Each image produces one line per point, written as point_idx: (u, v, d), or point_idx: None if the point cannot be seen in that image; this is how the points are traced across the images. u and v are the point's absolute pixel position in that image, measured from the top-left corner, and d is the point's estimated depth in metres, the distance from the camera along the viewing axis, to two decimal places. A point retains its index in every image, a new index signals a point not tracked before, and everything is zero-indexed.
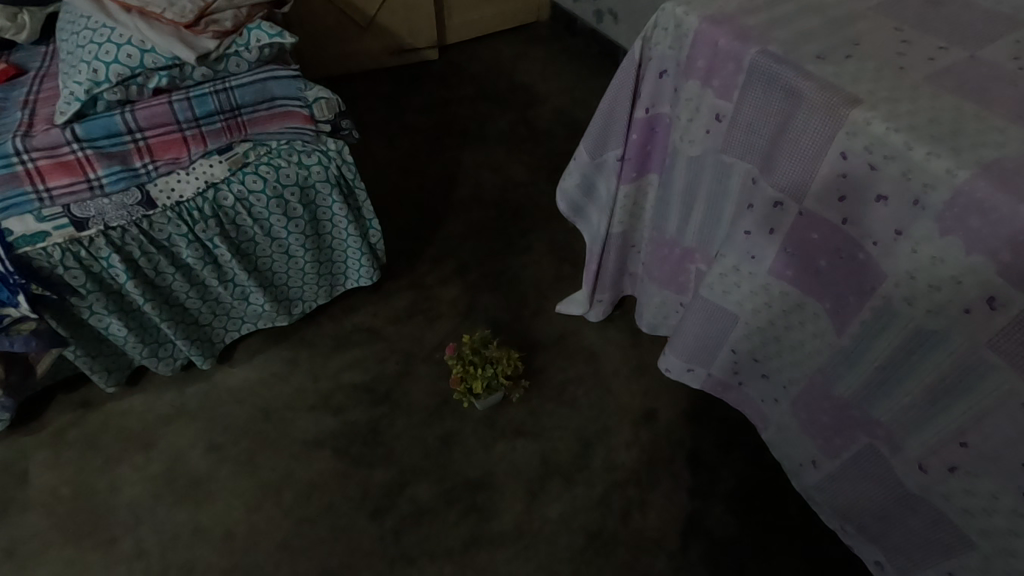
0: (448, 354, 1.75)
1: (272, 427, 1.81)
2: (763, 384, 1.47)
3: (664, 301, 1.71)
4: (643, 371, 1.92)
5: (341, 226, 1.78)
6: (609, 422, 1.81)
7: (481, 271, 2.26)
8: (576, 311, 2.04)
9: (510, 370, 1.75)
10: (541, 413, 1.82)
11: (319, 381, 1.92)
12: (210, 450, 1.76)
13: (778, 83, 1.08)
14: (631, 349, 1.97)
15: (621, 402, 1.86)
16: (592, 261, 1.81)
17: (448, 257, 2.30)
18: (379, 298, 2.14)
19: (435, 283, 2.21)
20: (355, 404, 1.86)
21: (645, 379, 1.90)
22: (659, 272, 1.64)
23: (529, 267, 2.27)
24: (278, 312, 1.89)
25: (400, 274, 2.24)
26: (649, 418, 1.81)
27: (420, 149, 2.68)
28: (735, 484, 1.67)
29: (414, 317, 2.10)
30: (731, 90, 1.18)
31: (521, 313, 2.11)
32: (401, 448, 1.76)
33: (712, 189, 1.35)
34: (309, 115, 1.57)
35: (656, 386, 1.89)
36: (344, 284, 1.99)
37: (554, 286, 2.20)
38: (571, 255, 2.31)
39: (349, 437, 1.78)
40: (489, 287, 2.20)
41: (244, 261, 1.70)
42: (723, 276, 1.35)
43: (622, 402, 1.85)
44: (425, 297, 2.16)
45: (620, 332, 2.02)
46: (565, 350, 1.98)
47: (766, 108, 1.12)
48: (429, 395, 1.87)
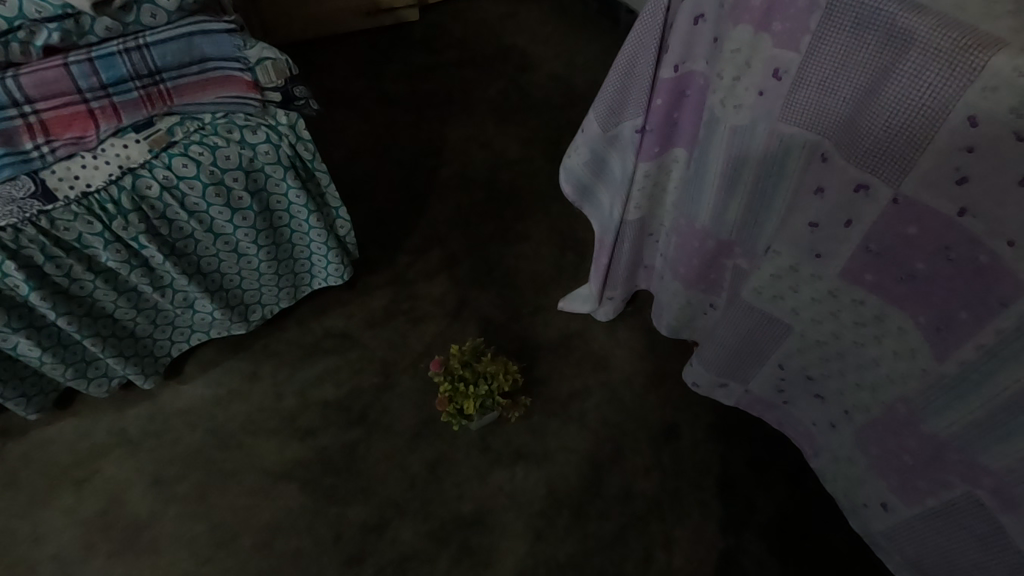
0: (433, 369, 1.47)
1: (230, 456, 1.55)
2: (815, 405, 1.21)
3: (689, 302, 1.44)
4: (661, 379, 1.66)
5: (301, 217, 1.48)
6: (624, 441, 1.56)
7: (471, 263, 1.97)
8: (582, 309, 1.76)
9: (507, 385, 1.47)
10: (545, 433, 1.57)
11: (285, 398, 1.65)
12: (156, 486, 1.50)
13: (872, 23, 0.78)
14: (646, 352, 1.71)
15: (636, 416, 1.60)
16: (602, 255, 1.53)
17: (433, 248, 2.02)
18: (354, 298, 1.86)
19: (418, 278, 1.93)
20: (327, 426, 1.60)
21: (664, 389, 1.64)
22: (685, 269, 1.36)
23: (526, 258, 1.99)
24: (231, 319, 1.60)
25: (379, 268, 1.95)
26: (670, 436, 1.57)
27: (399, 122, 2.36)
28: (772, 514, 1.44)
29: (394, 320, 1.82)
30: (799, 35, 0.89)
31: (518, 312, 1.84)
32: (381, 479, 1.50)
33: (762, 168, 1.06)
34: (252, 81, 1.26)
35: (677, 397, 1.63)
36: (311, 284, 1.70)
37: (555, 280, 1.92)
38: (574, 243, 2.03)
39: (320, 466, 1.53)
40: (481, 283, 1.92)
41: (183, 263, 1.40)
42: (774, 278, 1.07)
43: (638, 417, 1.60)
44: (407, 296, 1.88)
45: (633, 332, 1.75)
46: (570, 355, 1.72)
47: (849, 58, 0.83)
48: (413, 414, 1.60)
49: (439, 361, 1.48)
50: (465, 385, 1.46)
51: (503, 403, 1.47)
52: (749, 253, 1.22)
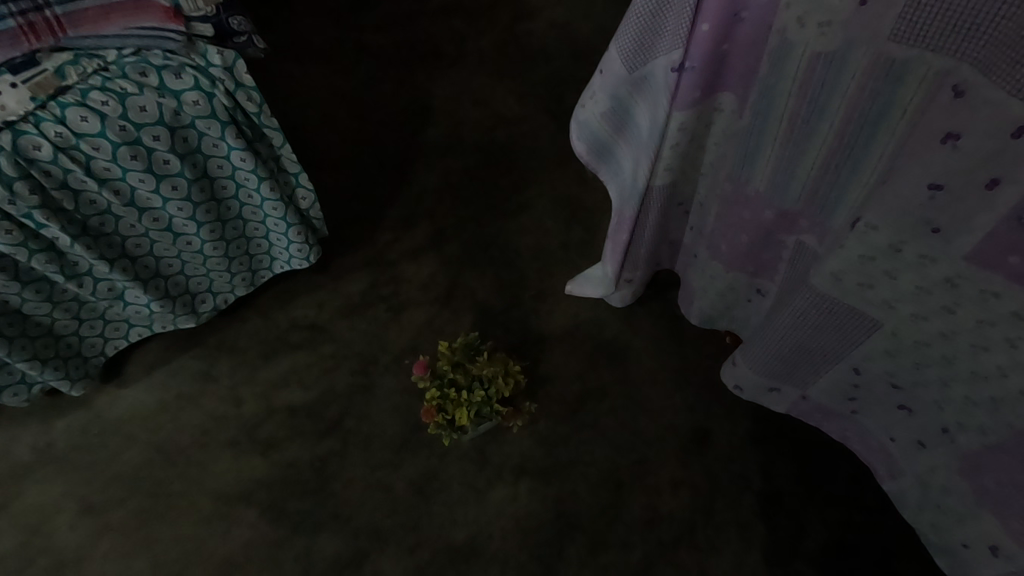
0: (416, 372, 1.22)
1: (176, 476, 1.30)
2: (898, 419, 0.96)
3: (730, 287, 1.17)
4: (689, 375, 1.41)
5: (251, 187, 1.20)
6: (646, 451, 1.32)
7: (464, 240, 1.70)
8: (594, 293, 1.50)
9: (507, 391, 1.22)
10: (553, 442, 1.32)
11: (244, 404, 1.40)
12: (88, 514, 1.26)
13: None
14: (670, 344, 1.45)
15: (660, 421, 1.35)
16: (621, 230, 1.26)
17: (419, 223, 1.74)
18: (327, 283, 1.59)
19: (402, 259, 1.66)
20: (294, 437, 1.35)
21: (693, 387, 1.39)
22: (727, 247, 1.10)
23: (526, 233, 1.71)
24: (174, 312, 1.33)
25: (356, 247, 1.68)
26: (701, 445, 1.32)
27: (378, 76, 2.05)
28: (826, 539, 1.21)
29: (374, 308, 1.56)
30: None
31: (518, 297, 1.57)
32: (359, 502, 1.26)
33: (853, 112, 0.78)
34: (171, 8, 0.96)
35: (708, 396, 1.38)
36: (272, 268, 1.43)
37: (561, 259, 1.66)
38: (582, 216, 1.75)
39: (286, 486, 1.29)
40: (475, 263, 1.65)
41: (102, 246, 1.13)
42: (862, 260, 0.81)
43: (662, 422, 1.35)
44: (388, 280, 1.61)
45: (654, 320, 1.49)
46: (580, 348, 1.47)
47: None
48: (396, 421, 1.35)
49: (424, 361, 1.23)
50: (456, 390, 1.22)
51: (503, 412, 1.23)
52: (818, 227, 0.95)
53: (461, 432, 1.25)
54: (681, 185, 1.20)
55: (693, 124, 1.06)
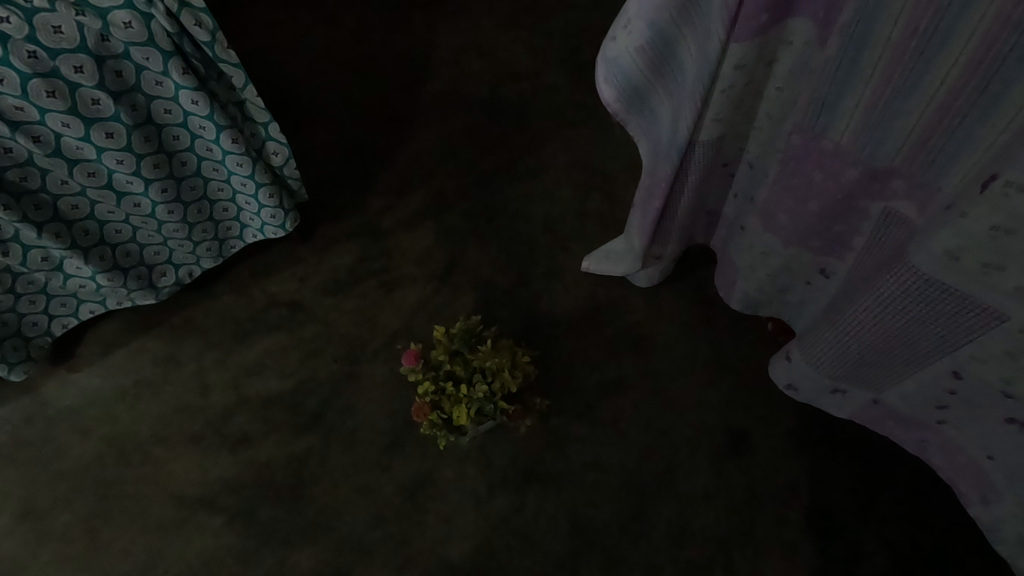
0: (404, 363, 1.02)
1: (132, 475, 1.13)
2: (1008, 437, 0.77)
3: (786, 267, 0.97)
4: (723, 367, 1.22)
5: (208, 138, 0.99)
6: (674, 456, 1.14)
7: (466, 209, 1.50)
8: (617, 271, 1.30)
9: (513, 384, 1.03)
10: (565, 444, 1.14)
11: (211, 394, 1.22)
12: (29, 518, 1.10)
13: None
14: (702, 331, 1.26)
15: (691, 420, 1.17)
16: (654, 197, 1.05)
17: (415, 188, 1.53)
18: (311, 255, 1.41)
19: (396, 229, 1.46)
20: (267, 433, 1.17)
21: (728, 382, 1.20)
22: (788, 217, 0.89)
23: (538, 202, 1.51)
24: (126, 286, 1.14)
25: (344, 215, 1.48)
26: (737, 448, 1.14)
27: (372, 22, 1.81)
28: (886, 564, 1.04)
29: (363, 285, 1.37)
30: None
31: (527, 275, 1.38)
32: (341, 511, 1.10)
33: (1001, 24, 0.56)
34: None
35: (746, 393, 1.19)
36: (243, 237, 1.23)
37: (576, 232, 1.45)
38: (601, 182, 1.54)
39: (257, 489, 1.12)
40: (478, 235, 1.45)
41: (25, 206, 0.93)
42: (992, 234, 0.61)
43: (693, 422, 1.17)
44: (380, 253, 1.42)
45: (683, 302, 1.30)
46: (597, 334, 1.28)
47: None
48: (384, 416, 1.18)
49: (415, 350, 1.04)
50: (453, 384, 1.03)
51: (510, 410, 1.04)
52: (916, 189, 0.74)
53: (460, 435, 1.07)
54: (729, 142, 0.99)
55: (753, 59, 0.85)
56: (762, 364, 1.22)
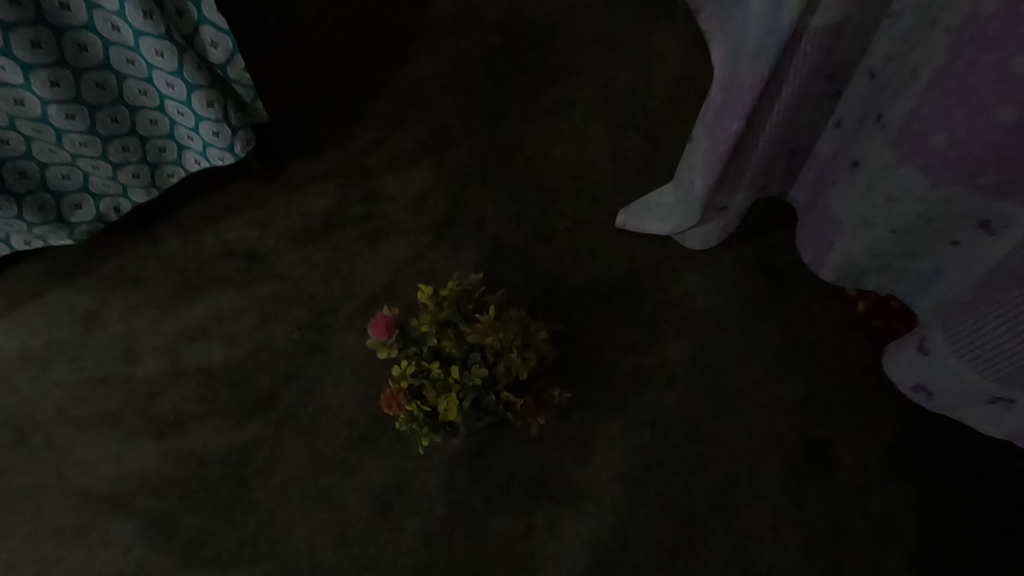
0: (373, 336, 0.75)
1: (29, 463, 0.88)
2: None
3: (925, 218, 0.68)
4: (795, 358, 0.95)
5: (110, 8, 0.71)
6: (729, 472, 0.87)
7: (474, 148, 1.21)
8: (662, 229, 1.04)
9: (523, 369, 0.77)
10: (587, 450, 0.88)
11: (140, 363, 0.96)
12: None
13: None
14: (769, 312, 0.98)
15: (753, 427, 0.90)
16: (732, 116, 0.75)
17: (412, 121, 1.24)
18: (280, 197, 1.14)
19: (385, 170, 1.18)
20: (206, 415, 0.92)
21: (802, 379, 0.93)
22: (952, 137, 0.60)
23: (563, 143, 1.21)
24: (23, 219, 0.88)
25: (322, 150, 1.20)
26: (815, 464, 0.87)
27: None
28: None
29: (340, 236, 1.10)
30: None
31: (545, 232, 1.10)
32: (292, 523, 0.84)
33: None
34: None
35: (826, 394, 0.92)
36: (184, 165, 0.95)
37: (610, 182, 1.16)
38: (643, 121, 1.23)
39: (185, 488, 0.86)
40: (487, 181, 1.16)
41: None
42: None
43: (755, 428, 0.90)
44: (363, 198, 1.14)
45: (744, 273, 1.02)
46: (633, 309, 1.01)
47: None
48: (355, 401, 0.92)
49: (389, 318, 0.76)
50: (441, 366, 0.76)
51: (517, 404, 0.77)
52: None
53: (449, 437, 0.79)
54: (848, 40, 0.69)
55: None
56: (847, 357, 0.94)
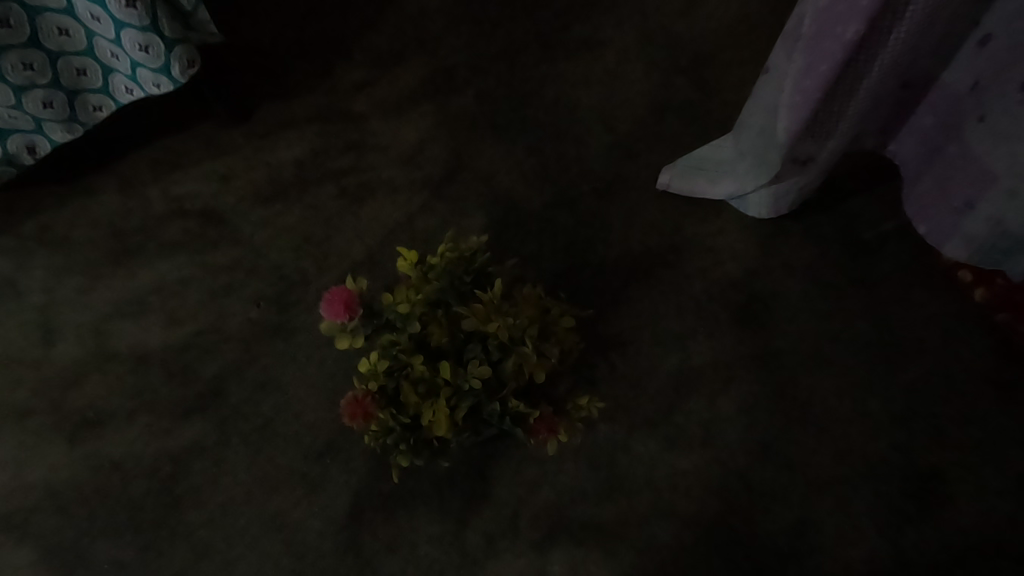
0: (329, 317, 0.54)
1: None
2: None
3: None
4: (886, 361, 0.75)
5: None
6: (801, 505, 0.69)
7: (481, 91, 0.99)
8: (720, 192, 0.82)
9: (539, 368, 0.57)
10: (621, 470, 0.69)
11: (58, 343, 0.77)
12: None
13: None
14: (854, 303, 0.78)
15: (833, 451, 0.71)
16: (841, 22, 0.55)
17: (407, 58, 1.02)
18: (242, 145, 0.93)
19: (375, 116, 0.97)
20: (133, 411, 0.72)
21: (897, 389, 0.74)
22: None
23: (592, 87, 0.99)
24: None
25: (296, 90, 0.98)
26: (915, 497, 0.69)
27: None
28: None
29: (315, 193, 0.89)
30: None
31: (569, 194, 0.88)
32: (232, 557, 0.65)
33: None
34: None
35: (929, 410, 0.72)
36: (113, 95, 0.75)
37: (648, 135, 0.94)
38: (691, 61, 0.99)
39: (99, 506, 0.68)
40: (499, 131, 0.95)
41: None
42: None
43: (834, 449, 0.71)
44: (346, 148, 0.93)
45: (822, 253, 0.81)
46: (679, 293, 0.80)
47: None
48: (323, 400, 0.72)
49: (353, 293, 0.56)
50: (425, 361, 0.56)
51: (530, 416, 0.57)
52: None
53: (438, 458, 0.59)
54: None
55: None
56: (954, 364, 0.74)
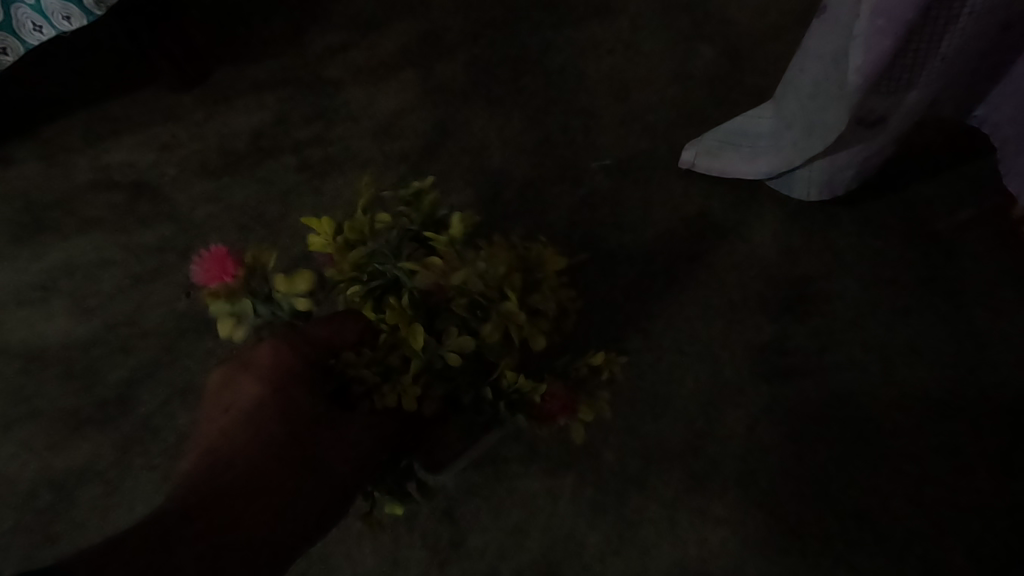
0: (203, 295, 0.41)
1: None
2: None
3: None
4: (964, 387, 0.60)
5: None
6: (848, 562, 0.55)
7: (474, 55, 0.84)
8: (760, 170, 0.66)
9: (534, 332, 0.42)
10: (621, 513, 0.57)
11: None
12: None
13: None
14: (926, 309, 0.63)
15: (891, 494, 0.57)
16: None
17: (388, 13, 0.86)
18: (185, 112, 0.79)
19: (348, 79, 0.82)
20: (39, 424, 0.60)
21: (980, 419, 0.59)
22: None
23: (607, 52, 0.83)
24: None
25: (255, 48, 0.83)
26: (995, 559, 0.55)
27: None
28: None
29: (272, 167, 0.75)
30: None
31: (574, 174, 0.74)
32: None
33: None
34: None
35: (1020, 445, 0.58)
36: (19, 35, 0.61)
37: (669, 109, 0.79)
38: (723, 28, 0.84)
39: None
40: (494, 100, 0.80)
41: None
42: None
43: (896, 490, 0.57)
44: (313, 116, 0.79)
45: (884, 247, 0.65)
46: (705, 295, 0.65)
47: None
48: None
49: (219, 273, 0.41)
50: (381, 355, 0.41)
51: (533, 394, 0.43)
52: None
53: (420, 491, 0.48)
54: None
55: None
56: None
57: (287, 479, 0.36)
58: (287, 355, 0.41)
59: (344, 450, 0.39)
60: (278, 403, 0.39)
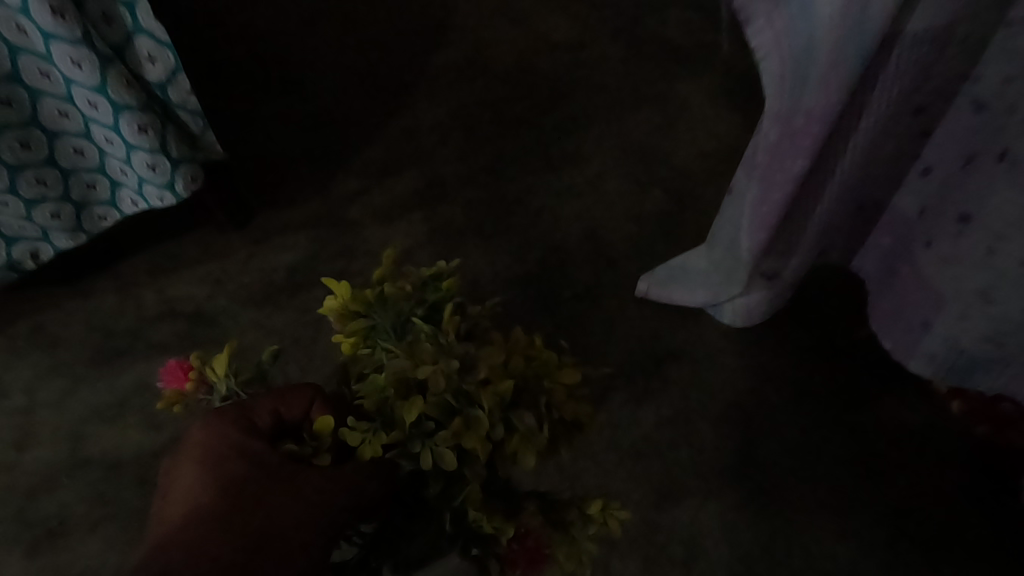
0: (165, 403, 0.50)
1: None
2: None
3: None
4: (861, 474, 0.76)
5: (11, 3, 0.58)
6: None
7: (470, 199, 1.03)
8: (694, 302, 0.84)
9: (516, 441, 0.43)
10: None
11: (30, 449, 0.79)
12: None
13: None
14: (831, 411, 0.79)
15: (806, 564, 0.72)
16: (792, 154, 0.58)
17: (399, 164, 1.07)
18: (232, 251, 0.96)
19: (367, 220, 1.01)
20: (120, 522, 0.74)
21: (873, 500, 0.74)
22: None
23: (577, 195, 1.03)
24: None
25: (291, 195, 1.02)
26: None
27: None
28: None
29: (306, 296, 0.92)
30: None
31: (551, 301, 0.91)
32: None
33: None
34: None
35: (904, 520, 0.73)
36: (119, 206, 0.80)
37: (627, 243, 0.98)
38: (667, 178, 1.04)
39: None
40: (487, 236, 0.99)
41: None
42: None
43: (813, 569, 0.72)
44: (339, 252, 0.97)
45: (801, 363, 0.82)
46: (657, 402, 0.81)
47: None
48: None
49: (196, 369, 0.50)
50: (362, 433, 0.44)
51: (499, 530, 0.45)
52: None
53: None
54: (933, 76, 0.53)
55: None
56: (934, 484, 0.74)
57: (247, 538, 0.40)
58: (248, 436, 0.45)
59: (293, 500, 0.42)
60: (237, 471, 0.43)
